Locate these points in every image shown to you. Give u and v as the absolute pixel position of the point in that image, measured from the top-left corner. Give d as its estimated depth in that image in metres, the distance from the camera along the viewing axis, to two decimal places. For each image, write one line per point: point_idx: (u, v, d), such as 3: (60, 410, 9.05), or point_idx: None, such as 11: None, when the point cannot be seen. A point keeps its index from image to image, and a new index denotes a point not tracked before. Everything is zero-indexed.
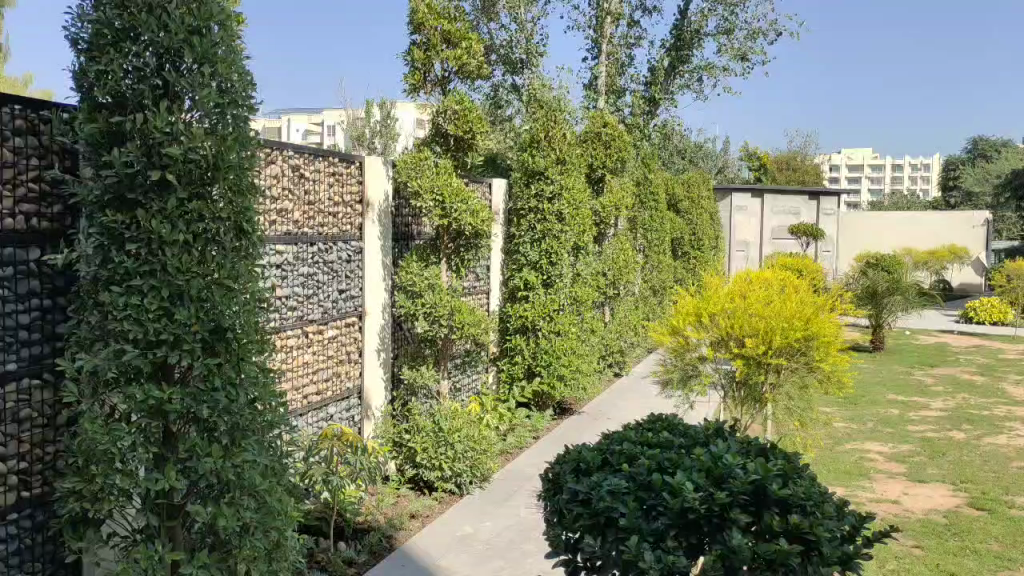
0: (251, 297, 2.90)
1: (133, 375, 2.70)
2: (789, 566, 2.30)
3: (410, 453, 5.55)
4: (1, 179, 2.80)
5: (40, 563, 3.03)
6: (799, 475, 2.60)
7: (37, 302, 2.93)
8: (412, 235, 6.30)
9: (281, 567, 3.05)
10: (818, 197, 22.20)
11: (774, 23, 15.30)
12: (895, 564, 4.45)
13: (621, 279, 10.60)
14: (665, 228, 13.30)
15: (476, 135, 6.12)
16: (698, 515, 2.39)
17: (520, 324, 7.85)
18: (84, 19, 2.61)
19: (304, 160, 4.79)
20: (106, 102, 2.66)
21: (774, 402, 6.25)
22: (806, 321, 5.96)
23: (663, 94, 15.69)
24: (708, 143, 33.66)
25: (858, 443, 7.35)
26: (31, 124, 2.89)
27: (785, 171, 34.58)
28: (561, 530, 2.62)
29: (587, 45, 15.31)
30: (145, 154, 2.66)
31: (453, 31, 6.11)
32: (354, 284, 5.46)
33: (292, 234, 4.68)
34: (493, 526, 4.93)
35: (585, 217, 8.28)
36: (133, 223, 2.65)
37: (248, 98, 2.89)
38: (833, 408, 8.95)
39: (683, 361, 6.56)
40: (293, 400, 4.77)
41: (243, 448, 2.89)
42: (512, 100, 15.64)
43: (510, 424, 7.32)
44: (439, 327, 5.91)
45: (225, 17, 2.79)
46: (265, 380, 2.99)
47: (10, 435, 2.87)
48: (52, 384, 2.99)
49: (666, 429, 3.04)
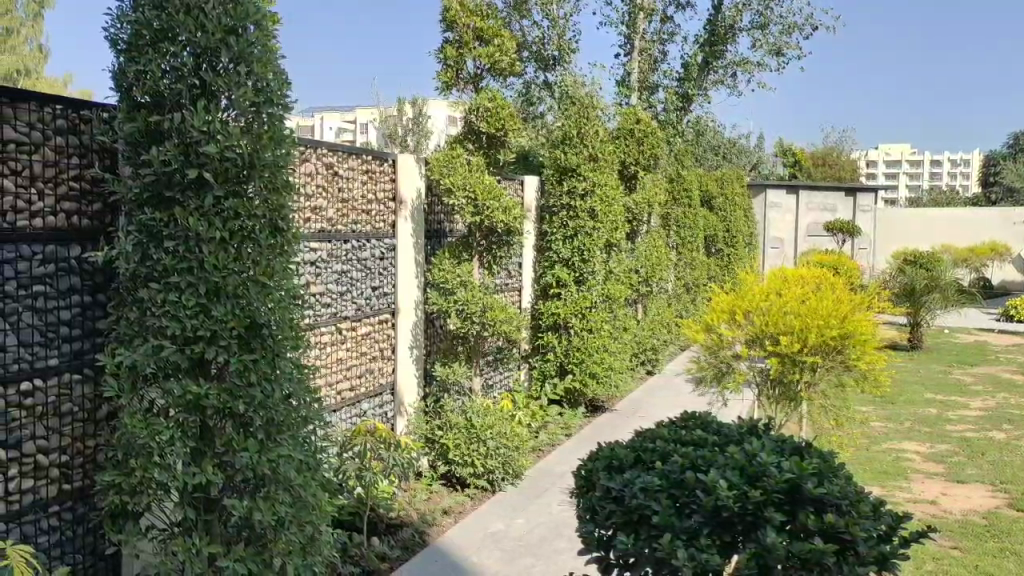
0: (287, 294, 2.92)
1: (172, 370, 2.75)
2: (825, 566, 2.27)
3: (442, 450, 5.57)
4: (44, 177, 2.86)
5: (80, 555, 3.09)
6: (836, 474, 2.57)
7: (78, 298, 2.98)
8: (445, 232, 6.33)
9: (316, 562, 3.09)
10: (855, 193, 21.88)
11: (811, 17, 15.12)
12: (933, 566, 4.39)
13: (655, 276, 10.56)
14: (699, 224, 13.21)
15: (509, 132, 6.13)
16: (731, 513, 2.37)
17: (552, 321, 7.89)
18: (124, 20, 2.67)
19: (338, 158, 4.83)
20: (145, 101, 2.72)
21: (809, 401, 6.18)
22: (842, 321, 5.88)
23: (697, 90, 15.60)
24: (742, 139, 33.34)
25: (895, 443, 7.25)
26: (73, 124, 2.94)
27: (821, 167, 34.13)
28: (592, 527, 2.61)
29: (620, 42, 15.24)
30: (183, 152, 2.69)
31: (485, 28, 6.10)
32: (386, 281, 5.49)
33: (326, 231, 4.71)
34: (525, 523, 4.94)
35: (619, 214, 8.22)
36: (171, 221, 2.70)
37: (284, 97, 2.91)
38: (870, 408, 8.84)
39: (717, 358, 6.53)
40: (327, 395, 4.82)
41: (278, 443, 2.92)
42: (545, 96, 15.63)
43: (542, 421, 7.34)
44: (472, 324, 5.93)
45: (261, 17, 2.80)
46: (300, 376, 3.02)
47: (52, 430, 2.94)
48: (92, 379, 3.05)
49: (700, 427, 3.01)
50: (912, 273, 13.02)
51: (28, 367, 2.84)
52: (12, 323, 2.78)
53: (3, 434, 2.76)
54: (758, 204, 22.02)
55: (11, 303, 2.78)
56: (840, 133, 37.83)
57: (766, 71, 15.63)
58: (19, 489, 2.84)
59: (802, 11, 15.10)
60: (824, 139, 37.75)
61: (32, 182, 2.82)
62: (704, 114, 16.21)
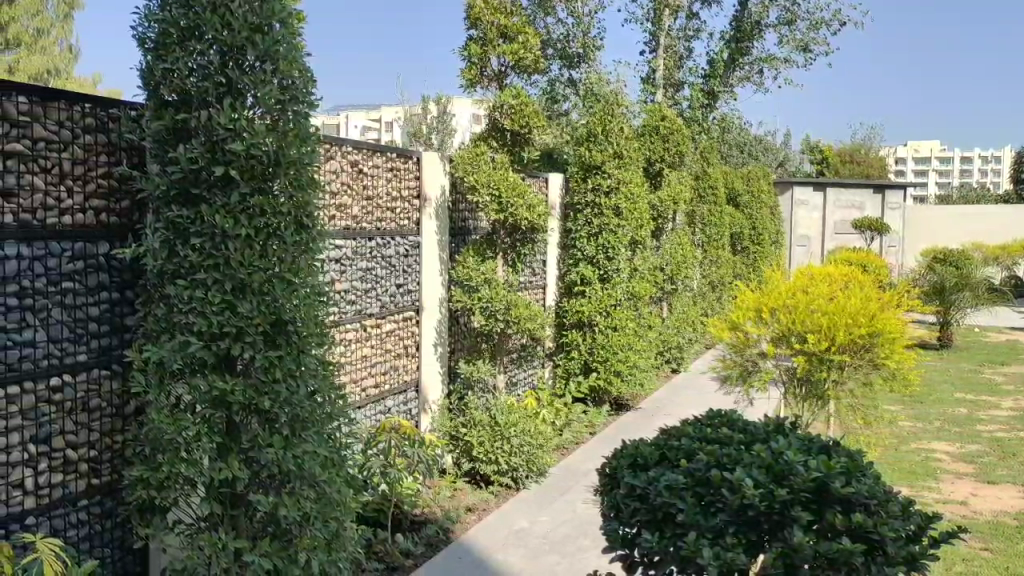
0: (311, 291, 2.93)
1: (199, 366, 2.77)
2: (853, 566, 2.25)
3: (466, 447, 5.56)
4: (73, 174, 2.89)
5: (108, 549, 3.12)
6: (864, 474, 2.53)
7: (106, 294, 3.02)
8: (469, 230, 6.34)
9: (341, 558, 3.09)
10: (884, 190, 21.56)
11: (838, 12, 14.97)
12: (962, 567, 4.33)
13: (680, 273, 10.51)
14: (725, 222, 13.13)
15: (533, 129, 6.12)
16: (757, 511, 2.35)
17: (576, 319, 7.87)
18: (151, 19, 2.71)
19: (363, 155, 4.83)
20: (172, 100, 2.75)
21: (837, 399, 6.11)
22: (871, 319, 5.79)
23: (723, 87, 15.48)
24: (768, 136, 33.06)
25: (925, 443, 7.16)
26: (101, 122, 2.97)
27: (849, 164, 33.80)
28: (617, 524, 2.60)
29: (645, 38, 15.16)
30: (210, 151, 2.72)
31: (510, 25, 6.08)
32: (411, 279, 5.50)
33: (351, 229, 4.73)
34: (549, 521, 4.94)
35: (644, 211, 8.16)
36: (198, 218, 2.71)
37: (309, 95, 2.92)
38: (898, 407, 8.73)
39: (744, 357, 6.49)
40: (353, 392, 4.84)
41: (303, 439, 2.94)
42: (569, 94, 15.61)
43: (567, 419, 7.32)
44: (495, 322, 5.94)
45: (287, 15, 2.80)
46: (325, 372, 3.03)
47: (81, 424, 2.97)
48: (120, 375, 3.09)
49: (726, 425, 2.99)
50: (941, 271, 12.85)
51: (58, 363, 2.87)
52: (41, 319, 2.81)
53: (33, 428, 2.80)
54: (784, 202, 21.87)
55: (41, 299, 2.80)
56: (868, 129, 37.40)
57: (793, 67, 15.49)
58: (48, 484, 2.87)
59: (829, 7, 14.94)
60: (851, 136, 37.36)
61: (61, 180, 2.85)
62: (730, 112, 16.09)
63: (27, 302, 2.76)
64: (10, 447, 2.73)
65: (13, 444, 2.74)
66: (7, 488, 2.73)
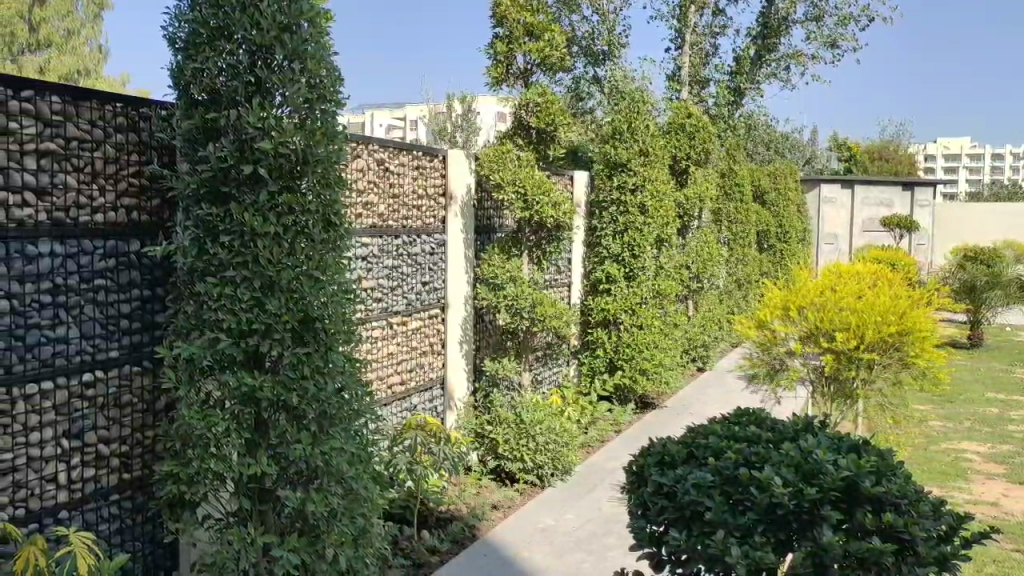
0: (339, 289, 2.95)
1: (228, 363, 2.80)
2: (883, 566, 2.23)
3: (491, 445, 5.57)
4: (104, 173, 2.92)
5: (139, 543, 3.16)
6: (894, 474, 2.50)
7: (138, 292, 3.06)
8: (494, 228, 6.35)
9: (368, 553, 3.12)
10: (913, 187, 21.28)
11: (867, 8, 14.84)
12: (994, 567, 4.28)
13: (706, 271, 10.47)
14: (751, 220, 13.05)
15: (559, 127, 6.12)
16: (786, 510, 2.34)
17: (602, 317, 7.86)
18: (181, 19, 2.74)
19: (389, 154, 4.85)
20: (202, 99, 2.78)
21: (866, 398, 6.05)
22: (901, 316, 5.72)
23: (749, 84, 15.36)
24: (795, 134, 32.78)
25: (955, 443, 7.08)
26: (132, 121, 3.01)
27: (878, 162, 33.43)
28: (644, 522, 2.59)
29: (670, 36, 15.09)
30: (239, 149, 2.74)
31: (536, 23, 6.08)
32: (436, 277, 5.52)
33: (378, 227, 4.75)
34: (574, 519, 4.93)
35: (670, 209, 8.12)
36: (227, 216, 2.74)
37: (337, 93, 2.94)
38: (928, 407, 8.63)
39: (771, 355, 6.44)
40: (379, 389, 4.86)
41: (331, 435, 2.96)
42: (594, 92, 15.59)
43: (592, 417, 7.29)
44: (521, 319, 5.95)
45: (315, 15, 2.82)
46: (352, 369, 3.05)
47: (113, 420, 3.02)
48: (151, 371, 3.13)
49: (754, 423, 2.96)
50: (971, 269, 12.69)
51: (89, 359, 2.91)
52: (74, 316, 2.85)
53: (66, 423, 2.84)
54: (811, 200, 21.69)
55: (73, 296, 2.84)
56: (897, 126, 36.95)
57: (821, 64, 15.38)
58: (81, 478, 2.92)
59: (857, 2, 14.81)
60: (880, 134, 36.95)
61: (94, 179, 2.88)
62: (757, 109, 16.00)
63: (59, 298, 2.79)
64: (44, 442, 2.77)
65: (46, 439, 2.78)
66: (41, 482, 2.77)
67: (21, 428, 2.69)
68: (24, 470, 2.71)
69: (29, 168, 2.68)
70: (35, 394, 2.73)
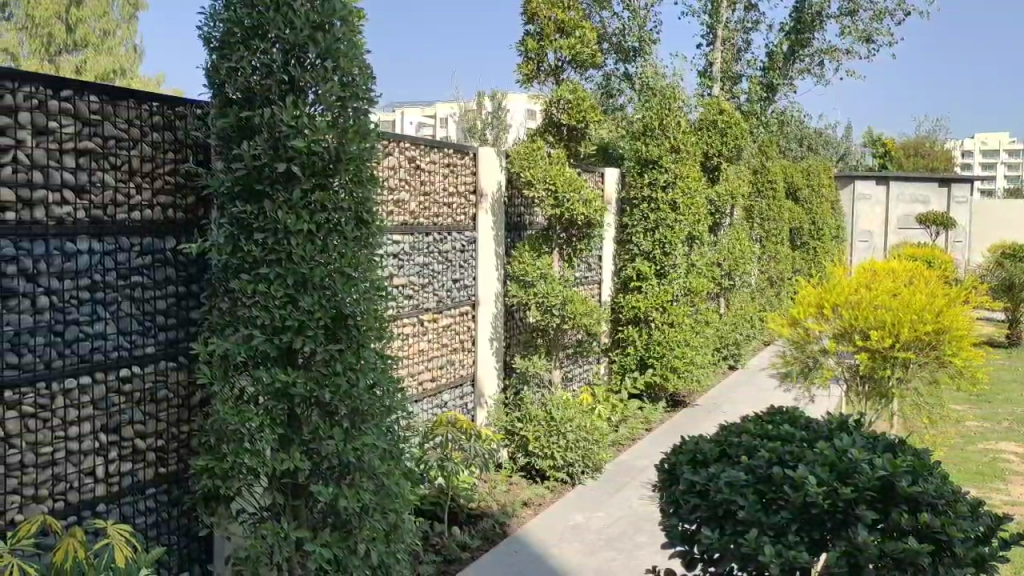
0: (371, 286, 2.97)
1: (261, 359, 2.82)
2: (920, 566, 2.21)
3: (522, 442, 5.57)
4: (141, 171, 2.96)
5: (175, 536, 3.20)
6: (931, 473, 2.47)
7: (173, 289, 3.10)
8: (525, 225, 6.36)
9: (399, 549, 3.13)
10: (950, 184, 20.96)
11: (903, 2, 14.64)
12: None
13: (737, 269, 10.38)
14: (784, 217, 12.91)
15: (589, 124, 6.10)
16: (821, 509, 2.32)
17: (632, 315, 7.77)
18: (216, 19, 2.77)
19: (420, 151, 4.87)
20: (237, 98, 2.80)
21: (901, 397, 5.98)
22: (937, 314, 5.65)
23: (781, 80, 15.21)
24: (829, 130, 32.39)
25: (993, 443, 6.98)
26: (168, 120, 3.05)
27: (914, 158, 32.93)
28: (676, 521, 2.57)
29: (701, 31, 14.97)
30: (272, 146, 2.76)
31: (567, 20, 6.07)
32: (467, 274, 5.53)
33: (408, 224, 4.77)
34: (604, 517, 4.92)
35: (700, 206, 8.05)
36: (260, 214, 2.77)
37: (369, 91, 2.95)
38: (965, 407, 8.50)
39: (805, 353, 6.35)
40: (410, 385, 4.89)
41: (363, 431, 2.98)
42: (625, 89, 15.52)
43: (622, 415, 7.26)
44: (551, 316, 5.94)
45: (347, 13, 2.83)
46: (383, 366, 3.06)
47: (149, 414, 3.06)
48: (186, 367, 3.17)
49: (788, 422, 2.93)
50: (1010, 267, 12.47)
51: (126, 355, 2.95)
52: (112, 312, 2.89)
53: (103, 417, 2.88)
54: (846, 197, 21.42)
55: (111, 293, 2.89)
56: (933, 121, 36.33)
57: (854, 59, 15.20)
58: (118, 471, 2.96)
59: None
60: (916, 129, 36.37)
61: (131, 177, 2.93)
62: (790, 105, 15.84)
63: (97, 295, 2.84)
64: (82, 436, 2.82)
65: (85, 433, 2.83)
66: (80, 476, 2.82)
67: (61, 422, 2.74)
68: (63, 463, 2.76)
69: (68, 167, 2.72)
70: (74, 389, 2.77)
